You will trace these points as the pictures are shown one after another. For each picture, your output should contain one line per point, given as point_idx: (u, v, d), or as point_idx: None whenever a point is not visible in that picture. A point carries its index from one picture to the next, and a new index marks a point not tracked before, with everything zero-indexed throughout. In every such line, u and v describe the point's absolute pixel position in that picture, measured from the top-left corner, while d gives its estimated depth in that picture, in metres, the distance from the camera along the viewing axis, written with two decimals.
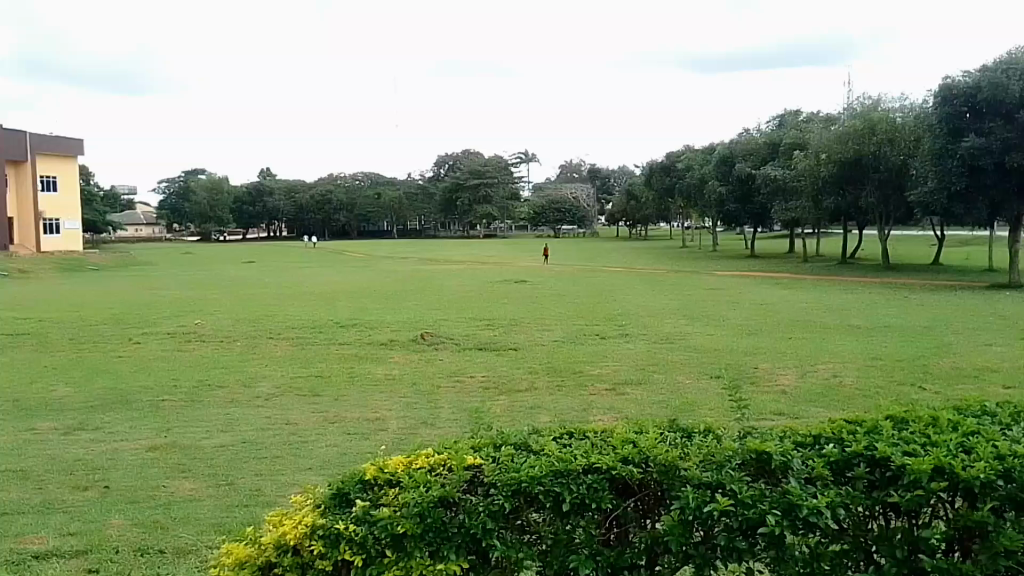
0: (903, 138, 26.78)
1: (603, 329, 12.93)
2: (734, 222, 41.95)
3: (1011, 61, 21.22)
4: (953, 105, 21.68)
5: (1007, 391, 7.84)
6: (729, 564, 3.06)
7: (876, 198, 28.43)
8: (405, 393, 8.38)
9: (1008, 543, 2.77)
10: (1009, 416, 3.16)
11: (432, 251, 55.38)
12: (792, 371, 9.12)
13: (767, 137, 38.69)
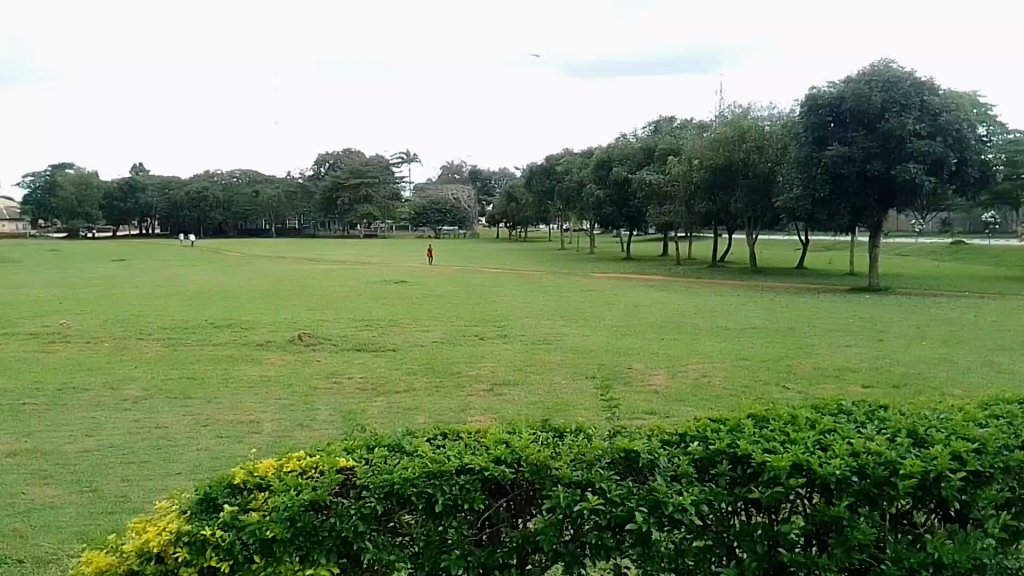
0: (770, 146, 27.98)
1: (482, 330, 13.09)
2: (610, 226, 41.86)
3: (874, 72, 22.29)
4: (819, 114, 23.00)
5: (866, 390, 8.35)
6: (598, 562, 3.02)
7: (745, 203, 29.38)
8: (280, 394, 8.27)
9: (860, 537, 2.72)
10: (864, 414, 3.24)
11: (327, 250, 54.32)
12: (663, 372, 9.37)
13: (643, 143, 39.77)
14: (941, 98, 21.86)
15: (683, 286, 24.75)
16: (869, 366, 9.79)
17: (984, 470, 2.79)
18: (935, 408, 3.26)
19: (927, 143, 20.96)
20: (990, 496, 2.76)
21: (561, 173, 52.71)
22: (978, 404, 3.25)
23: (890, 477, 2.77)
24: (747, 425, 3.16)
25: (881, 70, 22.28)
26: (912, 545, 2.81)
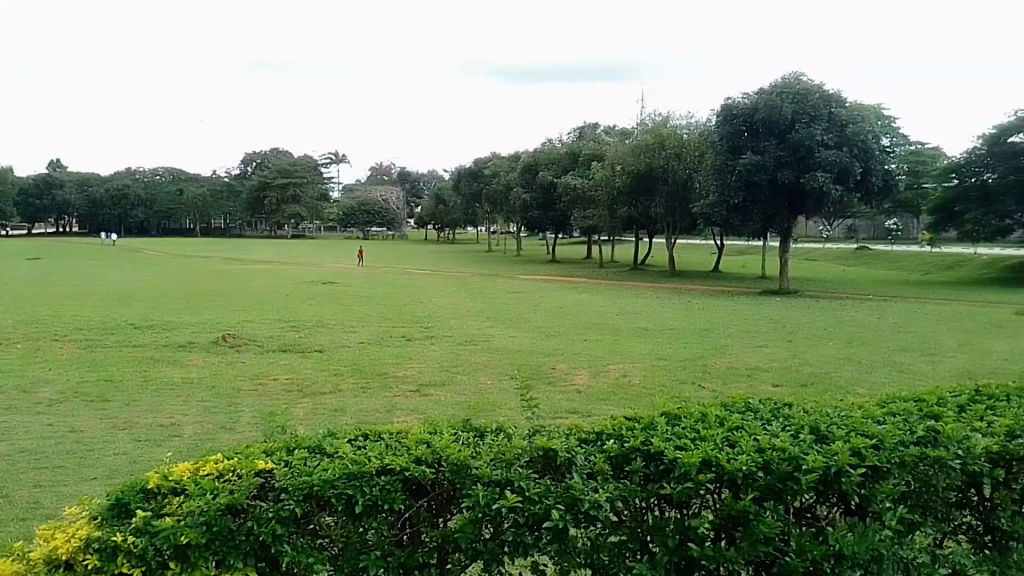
0: (688, 153, 28.93)
1: (409, 331, 13.16)
2: (538, 228, 42.85)
3: (785, 85, 23.26)
4: (733, 124, 23.97)
5: (776, 388, 8.70)
6: (517, 560, 3.04)
7: (664, 207, 30.35)
8: (203, 396, 8.13)
9: (766, 530, 2.78)
10: (770, 411, 3.38)
11: (259, 250, 53.44)
12: (586, 371, 9.56)
13: (568, 148, 40.84)
14: (848, 110, 22.90)
15: (601, 288, 25.07)
16: (779, 366, 10.12)
17: (880, 466, 2.80)
18: (840, 406, 3.36)
19: (834, 153, 21.87)
20: (885, 490, 2.77)
21: (487, 175, 53.00)
22: (878, 401, 3.35)
23: (793, 472, 2.84)
24: (661, 424, 3.25)
25: (792, 83, 23.31)
26: (815, 538, 2.83)
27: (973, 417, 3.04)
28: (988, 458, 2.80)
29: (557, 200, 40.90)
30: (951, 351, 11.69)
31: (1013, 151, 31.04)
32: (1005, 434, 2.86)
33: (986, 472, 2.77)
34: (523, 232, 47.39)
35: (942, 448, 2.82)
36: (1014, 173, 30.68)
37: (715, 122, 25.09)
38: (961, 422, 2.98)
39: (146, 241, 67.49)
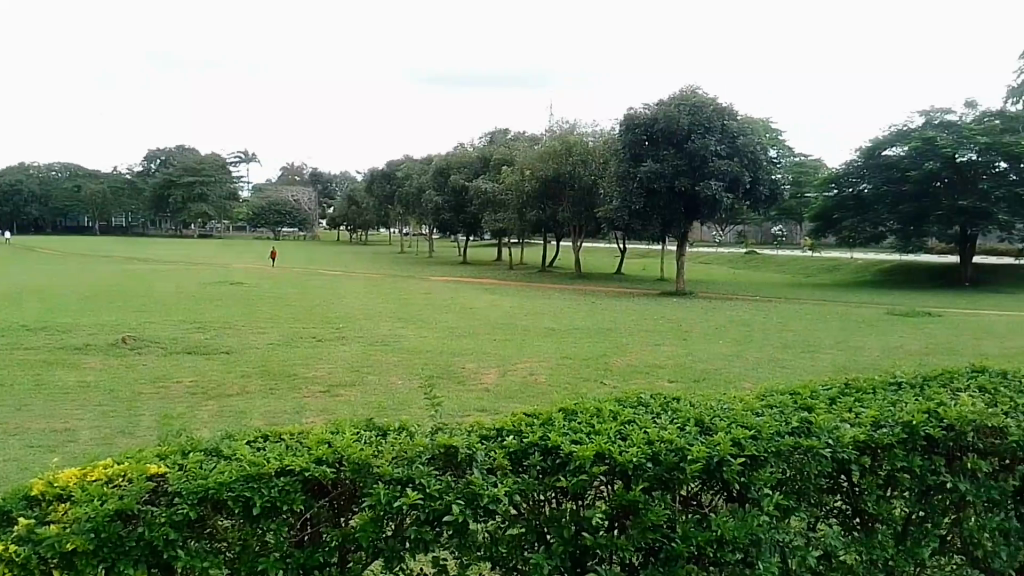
0: (594, 159, 30.69)
1: (319, 333, 13.07)
2: (450, 231, 43.91)
3: (683, 97, 24.38)
4: (635, 133, 24.90)
5: (671, 383, 9.09)
6: (418, 556, 3.08)
7: (571, 213, 31.81)
8: (100, 400, 7.80)
9: (652, 518, 2.95)
10: (660, 404, 3.55)
11: (170, 250, 51.60)
12: (494, 370, 9.74)
13: (480, 153, 41.69)
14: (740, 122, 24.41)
15: (509, 289, 26.08)
16: (674, 363, 10.60)
17: (759, 455, 3.01)
18: (723, 399, 3.54)
19: (727, 162, 23.21)
20: (763, 478, 2.98)
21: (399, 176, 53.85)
22: (758, 395, 3.56)
23: (679, 461, 3.02)
24: (559, 419, 3.37)
25: (689, 95, 24.47)
26: (699, 524, 3.03)
27: (841, 409, 3.27)
28: (855, 446, 3.02)
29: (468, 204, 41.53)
30: (831, 347, 12.60)
31: (885, 163, 34.37)
32: (871, 424, 3.08)
33: (854, 459, 2.98)
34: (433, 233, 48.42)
35: (815, 438, 3.04)
36: (885, 185, 34.20)
37: (619, 131, 26.02)
38: (832, 414, 3.21)
39: (50, 241, 63.74)
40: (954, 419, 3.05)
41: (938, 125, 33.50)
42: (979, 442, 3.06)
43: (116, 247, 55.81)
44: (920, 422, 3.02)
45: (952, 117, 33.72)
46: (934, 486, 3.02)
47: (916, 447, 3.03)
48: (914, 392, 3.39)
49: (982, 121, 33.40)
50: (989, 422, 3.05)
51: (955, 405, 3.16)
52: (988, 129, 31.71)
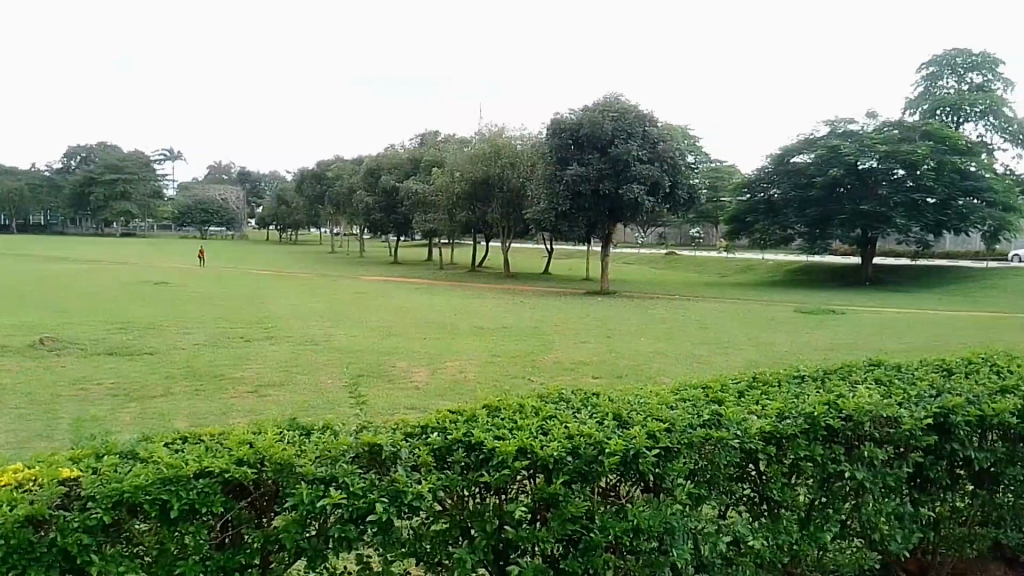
0: (522, 163, 31.68)
1: (248, 332, 13.00)
2: (381, 230, 45.95)
3: (607, 104, 26.04)
4: (561, 137, 26.50)
5: (595, 379, 9.44)
6: (343, 554, 3.12)
7: (500, 214, 32.95)
8: (15, 403, 7.52)
9: (572, 510, 3.05)
10: (580, 400, 3.68)
11: (97, 250, 49.90)
12: (426, 368, 9.93)
13: (409, 154, 44.07)
14: (659, 129, 25.96)
15: (442, 288, 26.98)
16: (600, 360, 11.05)
17: (673, 447, 3.16)
18: (641, 393, 3.68)
19: (648, 166, 24.68)
20: (677, 468, 3.13)
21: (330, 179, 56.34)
22: (673, 388, 3.72)
23: (597, 455, 3.15)
24: (483, 416, 3.46)
25: (611, 103, 26.06)
26: (616, 515, 3.16)
27: (749, 402, 3.45)
28: (761, 437, 3.20)
29: (399, 205, 43.81)
30: (745, 344, 13.39)
31: (792, 170, 37.96)
32: (776, 415, 3.27)
33: (759, 449, 3.16)
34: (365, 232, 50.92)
35: (725, 430, 3.21)
36: (793, 190, 37.46)
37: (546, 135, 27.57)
38: (741, 407, 3.40)
39: None
40: (852, 410, 3.23)
41: (842, 134, 36.37)
42: (875, 431, 3.21)
43: (41, 246, 53.25)
44: (821, 413, 3.20)
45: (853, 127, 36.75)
46: (834, 474, 3.19)
47: (817, 437, 3.21)
48: (816, 385, 3.59)
49: (882, 130, 35.89)
50: (883, 412, 3.22)
51: (853, 397, 3.36)
52: (886, 138, 34.26)
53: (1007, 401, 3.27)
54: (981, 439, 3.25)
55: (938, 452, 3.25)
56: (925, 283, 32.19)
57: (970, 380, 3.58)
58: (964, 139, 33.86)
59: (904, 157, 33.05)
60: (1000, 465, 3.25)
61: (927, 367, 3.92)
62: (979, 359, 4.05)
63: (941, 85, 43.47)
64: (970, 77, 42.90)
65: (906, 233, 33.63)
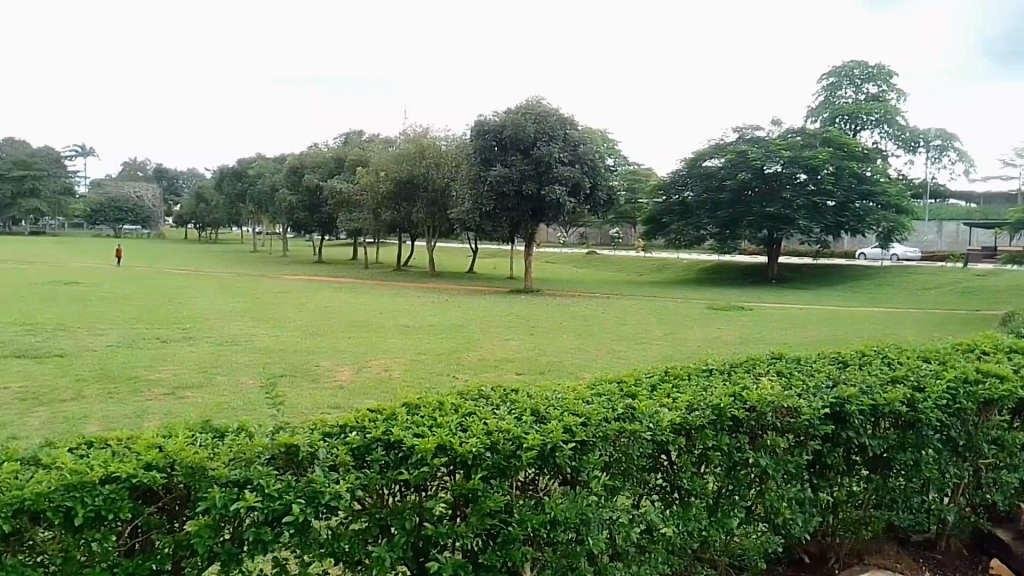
0: (447, 163, 33.24)
1: (164, 333, 12.85)
2: (305, 229, 47.02)
3: (528, 107, 27.38)
4: (484, 138, 27.70)
5: (518, 375, 9.77)
6: (259, 557, 3.10)
7: (425, 213, 34.21)
8: None
9: (490, 504, 3.11)
10: (498, 396, 3.75)
11: (6, 250, 47.31)
12: (350, 368, 10.10)
13: (334, 154, 45.15)
14: (580, 132, 27.41)
15: (369, 288, 27.42)
16: (523, 357, 11.50)
17: (588, 440, 3.27)
18: (558, 388, 3.78)
19: (568, 168, 26.22)
20: (592, 461, 3.24)
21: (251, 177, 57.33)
22: (590, 382, 3.84)
23: (516, 449, 3.22)
24: (402, 413, 3.50)
25: (534, 105, 27.36)
26: (534, 508, 3.23)
27: (661, 395, 3.61)
28: (671, 428, 3.35)
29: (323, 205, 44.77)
30: (660, 339, 14.22)
31: (705, 173, 40.40)
32: (685, 408, 3.43)
33: (670, 440, 3.32)
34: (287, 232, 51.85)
35: (638, 422, 3.34)
36: (705, 192, 40.23)
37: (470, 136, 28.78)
38: (654, 400, 3.55)
39: None
40: (755, 401, 3.42)
41: (749, 140, 39.63)
42: (777, 421, 3.42)
43: None
44: (727, 404, 3.38)
45: (759, 134, 40.40)
46: (739, 462, 3.40)
47: (723, 427, 3.40)
48: (723, 377, 3.78)
49: (786, 137, 39.56)
50: (784, 402, 3.42)
51: (757, 388, 3.56)
52: (789, 145, 37.50)
53: (897, 390, 3.47)
54: (874, 426, 3.44)
55: (836, 439, 3.45)
56: (830, 282, 34.62)
57: (863, 370, 3.82)
58: (859, 146, 37.37)
59: (806, 162, 36.27)
60: (891, 452, 3.45)
61: (824, 360, 4.15)
62: (871, 351, 4.30)
63: (841, 94, 49.84)
64: (866, 87, 49.39)
65: (808, 233, 36.22)
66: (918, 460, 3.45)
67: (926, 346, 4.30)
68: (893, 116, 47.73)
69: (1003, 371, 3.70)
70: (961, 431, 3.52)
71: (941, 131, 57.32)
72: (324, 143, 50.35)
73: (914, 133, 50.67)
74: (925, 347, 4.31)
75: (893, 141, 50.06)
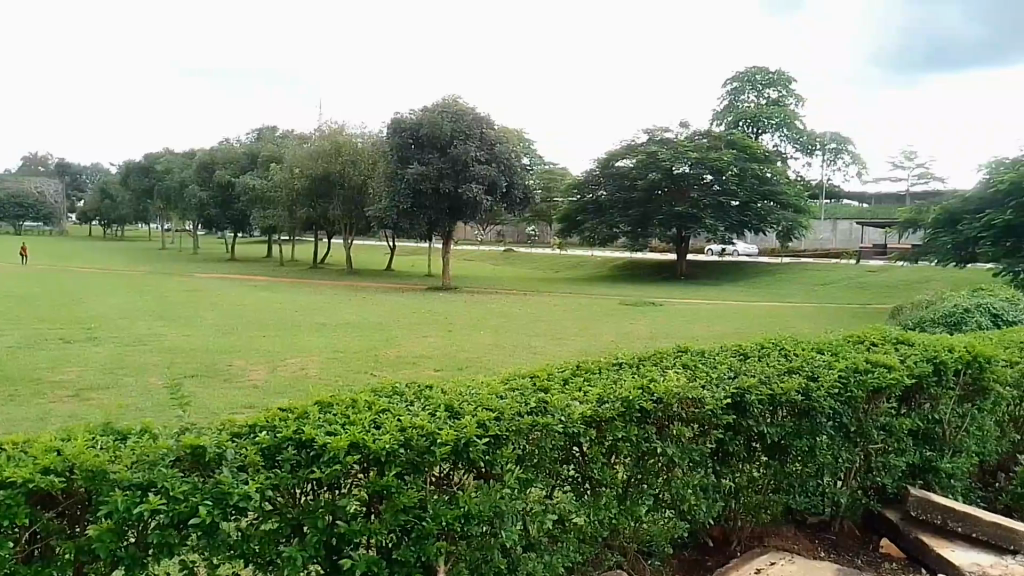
0: (362, 160, 33.59)
1: (66, 334, 12.48)
2: (216, 225, 47.01)
3: (445, 106, 28.22)
4: (402, 136, 28.24)
5: (434, 370, 10.01)
6: (166, 560, 3.06)
7: (341, 210, 34.48)
8: None
9: (403, 500, 3.14)
10: (408, 393, 3.80)
11: None
12: (265, 367, 10.04)
13: (247, 150, 46.55)
14: (495, 131, 28.71)
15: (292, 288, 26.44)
16: (440, 353, 11.74)
17: (501, 434, 3.33)
18: (472, 384, 3.87)
19: (484, 167, 27.32)
20: (505, 454, 3.30)
21: (160, 173, 56.95)
22: (504, 378, 3.92)
23: (429, 446, 3.25)
24: (314, 412, 3.53)
25: (450, 104, 28.34)
26: (448, 503, 3.26)
27: (573, 388, 3.73)
28: (582, 421, 3.46)
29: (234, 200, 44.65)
30: (575, 333, 14.72)
31: (618, 173, 41.19)
32: (596, 401, 3.56)
33: (581, 432, 3.42)
34: (197, 229, 51.61)
35: (551, 416, 3.44)
36: (618, 191, 41.15)
37: (387, 133, 29.16)
38: (565, 394, 3.66)
39: None
40: (662, 393, 3.57)
41: (658, 141, 40.59)
42: (682, 411, 3.58)
43: None
44: (635, 397, 3.52)
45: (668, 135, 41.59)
46: (647, 451, 3.55)
47: (632, 419, 3.52)
48: (633, 370, 3.93)
49: (692, 139, 40.64)
50: (689, 393, 3.59)
51: (663, 381, 3.72)
52: (696, 146, 38.93)
53: (792, 380, 3.70)
54: (772, 415, 3.66)
55: (736, 428, 3.66)
56: (741, 276, 36.21)
57: (760, 362, 4.03)
58: (760, 149, 39.52)
59: (713, 163, 37.83)
60: (787, 438, 3.68)
61: (726, 352, 4.34)
62: (769, 343, 4.52)
63: (743, 99, 52.38)
64: (767, 92, 52.13)
65: (714, 232, 37.84)
66: (812, 446, 3.70)
67: (820, 338, 4.54)
68: (792, 121, 50.16)
69: (890, 361, 3.98)
70: (851, 418, 3.77)
71: (836, 135, 60.83)
72: (236, 141, 51.30)
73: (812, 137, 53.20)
74: (819, 339, 4.55)
75: (794, 145, 52.21)
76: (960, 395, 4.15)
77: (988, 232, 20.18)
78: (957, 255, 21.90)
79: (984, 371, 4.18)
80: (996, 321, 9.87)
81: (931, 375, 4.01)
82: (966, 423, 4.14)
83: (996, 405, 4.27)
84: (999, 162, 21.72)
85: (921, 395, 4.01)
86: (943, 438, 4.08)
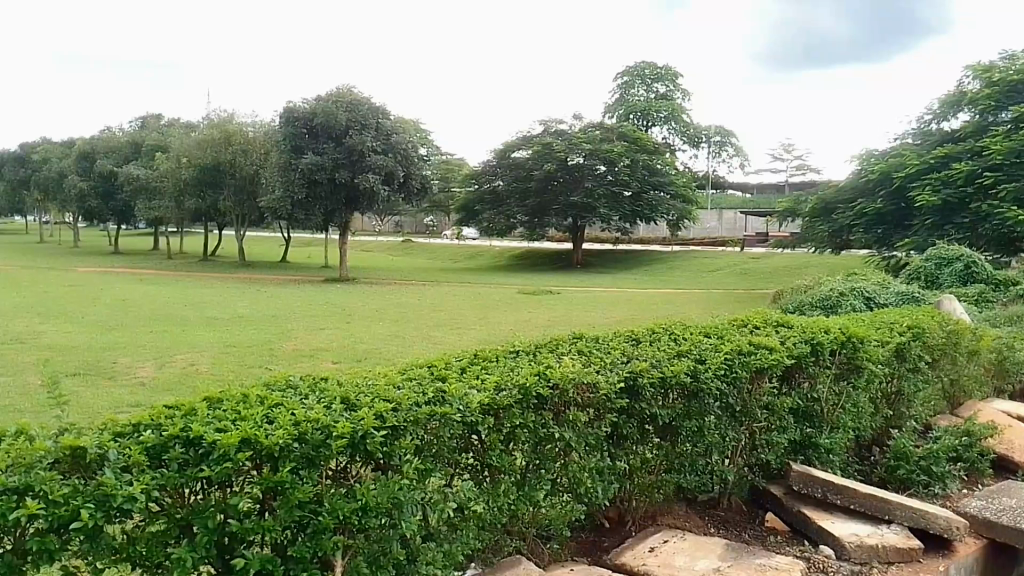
0: (254, 150, 33.08)
1: None
2: (98, 217, 45.04)
3: (338, 95, 27.85)
4: (295, 125, 27.73)
5: (333, 363, 9.95)
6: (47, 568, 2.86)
7: (233, 200, 34.05)
8: None
9: (297, 495, 3.00)
10: (303, 388, 3.75)
11: None
12: (150, 363, 9.69)
13: (128, 138, 44.75)
14: (391, 121, 28.66)
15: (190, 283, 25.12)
16: (339, 345, 11.62)
17: (398, 425, 3.25)
18: (370, 376, 3.86)
19: (380, 158, 27.47)
20: (403, 445, 3.23)
21: (36, 161, 54.21)
22: (400, 370, 3.93)
23: (325, 439, 3.12)
24: (203, 409, 3.40)
25: (344, 94, 27.90)
26: (346, 497, 3.14)
27: (471, 378, 3.76)
28: (481, 409, 3.46)
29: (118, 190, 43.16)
30: (473, 322, 14.93)
31: (514, 164, 42.02)
32: (493, 389, 3.57)
33: (479, 421, 3.42)
34: (75, 220, 48.93)
35: (449, 405, 3.40)
36: (515, 182, 41.98)
37: (280, 122, 28.47)
38: (463, 383, 3.68)
39: None
40: (558, 378, 3.65)
41: (554, 133, 41.65)
42: (578, 396, 3.68)
43: None
44: (531, 383, 3.56)
45: (563, 127, 42.50)
46: (545, 437, 3.61)
47: (529, 405, 3.58)
48: (529, 359, 4.04)
49: (585, 131, 41.70)
50: (583, 378, 3.69)
51: (559, 367, 3.81)
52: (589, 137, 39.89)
53: (681, 363, 3.91)
54: (663, 398, 3.86)
55: (630, 411, 3.83)
56: (638, 263, 37.39)
57: (650, 348, 4.20)
58: (650, 141, 40.89)
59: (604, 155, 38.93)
60: (678, 420, 3.90)
61: (619, 338, 4.49)
62: (659, 328, 4.69)
63: (634, 92, 53.86)
64: (656, 87, 54.07)
65: (608, 221, 39.39)
66: (700, 426, 3.94)
67: (707, 321, 4.76)
68: (678, 114, 52.38)
69: (770, 343, 4.25)
70: (736, 398, 4.05)
71: (720, 129, 63.92)
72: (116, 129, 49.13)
73: (696, 130, 55.64)
74: (705, 323, 4.75)
75: (682, 138, 54.52)
76: (835, 374, 4.46)
77: (860, 220, 21.53)
78: (834, 242, 23.13)
79: (857, 350, 4.49)
80: (869, 303, 10.52)
81: (809, 354, 4.30)
82: (842, 400, 4.45)
83: (870, 382, 4.57)
84: (870, 153, 23.04)
85: (801, 374, 4.32)
86: (821, 415, 4.39)
